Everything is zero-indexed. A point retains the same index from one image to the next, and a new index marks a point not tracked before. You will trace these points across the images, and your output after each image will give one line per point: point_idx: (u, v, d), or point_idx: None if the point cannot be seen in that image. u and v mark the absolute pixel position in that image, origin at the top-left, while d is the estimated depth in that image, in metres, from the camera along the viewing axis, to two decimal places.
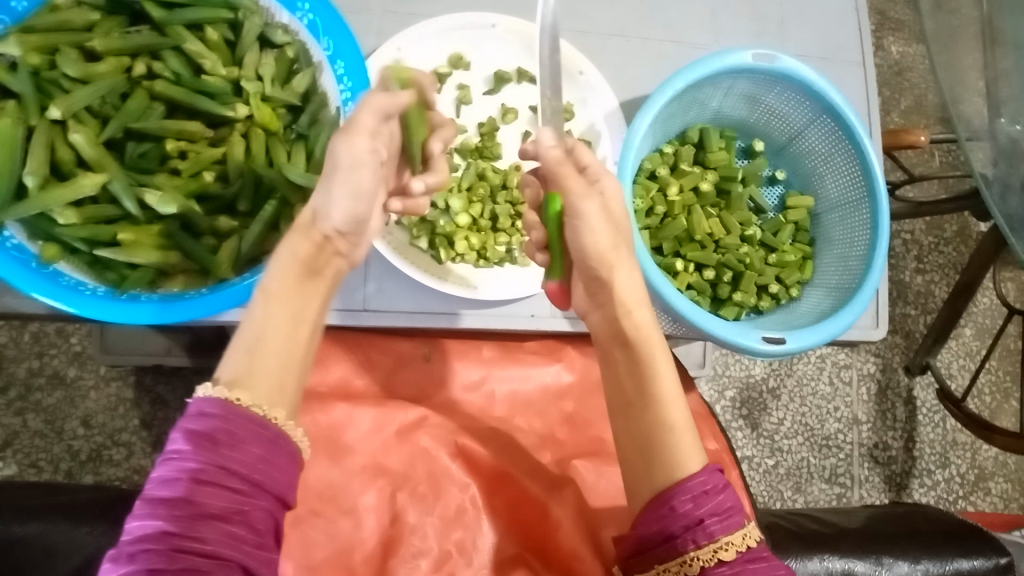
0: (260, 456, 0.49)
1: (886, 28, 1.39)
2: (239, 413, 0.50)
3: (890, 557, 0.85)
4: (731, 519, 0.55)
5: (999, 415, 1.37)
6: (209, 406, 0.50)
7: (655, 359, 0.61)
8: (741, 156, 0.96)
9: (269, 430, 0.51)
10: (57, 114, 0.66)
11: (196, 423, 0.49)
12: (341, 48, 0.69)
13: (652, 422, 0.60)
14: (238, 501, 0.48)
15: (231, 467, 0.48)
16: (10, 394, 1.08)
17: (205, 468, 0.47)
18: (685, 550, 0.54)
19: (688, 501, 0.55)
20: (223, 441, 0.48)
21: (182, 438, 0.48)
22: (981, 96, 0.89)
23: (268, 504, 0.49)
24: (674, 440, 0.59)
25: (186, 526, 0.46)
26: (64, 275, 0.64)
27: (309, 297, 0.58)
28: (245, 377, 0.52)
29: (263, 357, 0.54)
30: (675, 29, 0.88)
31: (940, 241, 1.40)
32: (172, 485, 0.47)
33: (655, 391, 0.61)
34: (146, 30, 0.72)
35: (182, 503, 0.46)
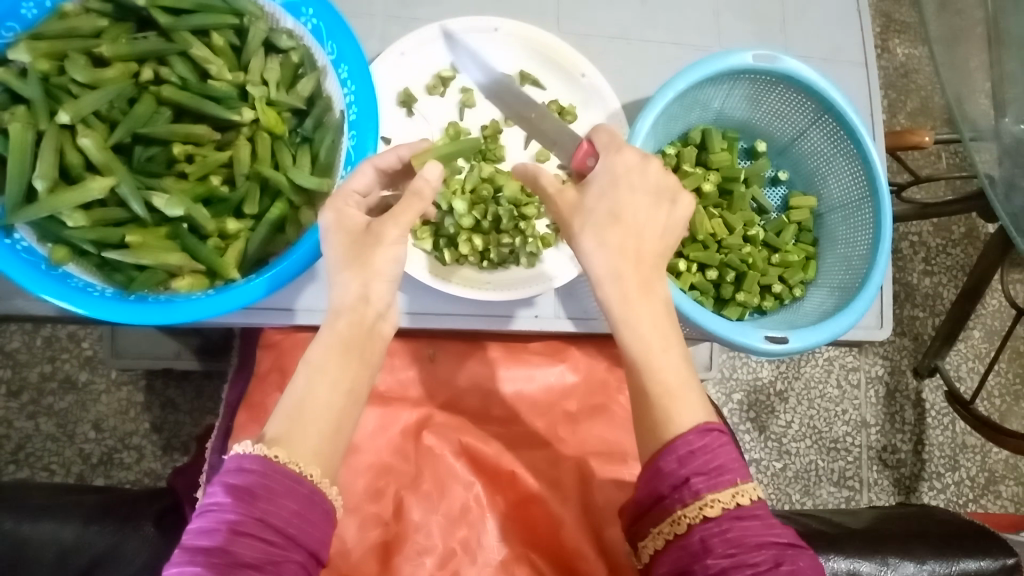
0: (295, 511, 0.51)
1: (891, 30, 1.39)
2: (278, 470, 0.52)
3: (896, 557, 0.84)
4: (720, 478, 0.54)
5: (1009, 417, 1.36)
6: (249, 460, 0.52)
7: (634, 326, 0.57)
8: (744, 157, 0.96)
9: (304, 486, 0.52)
10: (66, 119, 0.67)
11: (235, 476, 0.51)
12: (346, 52, 0.70)
13: (640, 387, 0.58)
14: (272, 553, 0.49)
15: (269, 519, 0.50)
16: (23, 398, 1.10)
17: (243, 520, 0.49)
18: (673, 509, 0.54)
19: (674, 460, 0.55)
20: (260, 495, 0.50)
21: (222, 491, 0.51)
22: (987, 97, 0.89)
23: (302, 558, 0.51)
24: (667, 404, 0.57)
25: (222, 574, 0.48)
26: (74, 276, 0.66)
27: (352, 361, 0.57)
28: (284, 438, 0.54)
29: (297, 420, 0.55)
30: (676, 31, 0.89)
31: (947, 243, 1.39)
32: (211, 535, 0.49)
33: (644, 359, 0.57)
34: (153, 36, 0.73)
35: (220, 552, 0.48)
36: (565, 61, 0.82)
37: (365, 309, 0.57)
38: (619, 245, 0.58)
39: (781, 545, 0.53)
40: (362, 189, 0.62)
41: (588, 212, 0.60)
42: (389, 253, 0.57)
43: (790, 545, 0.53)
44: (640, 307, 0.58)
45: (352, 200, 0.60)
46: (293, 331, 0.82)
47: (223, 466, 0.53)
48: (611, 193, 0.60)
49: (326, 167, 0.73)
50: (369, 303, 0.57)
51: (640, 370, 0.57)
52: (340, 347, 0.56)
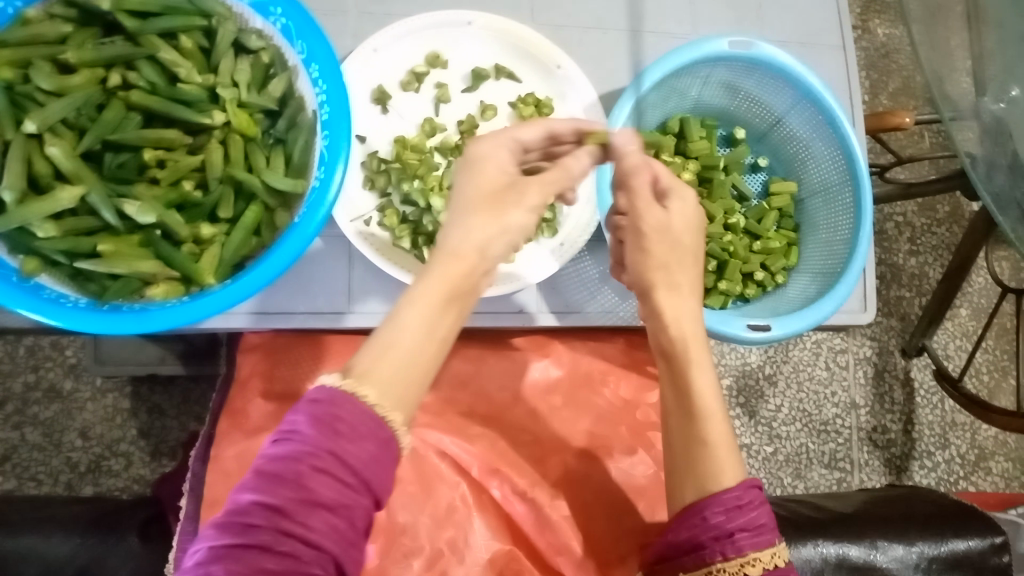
0: (373, 455, 0.48)
1: (871, 10, 1.39)
2: (358, 405, 0.49)
3: (885, 540, 0.85)
4: (761, 536, 0.58)
5: (997, 394, 1.37)
6: (335, 394, 0.49)
7: (694, 373, 0.64)
8: (723, 144, 0.95)
9: (384, 431, 0.49)
10: (33, 128, 0.66)
11: (320, 407, 0.48)
12: (317, 52, 0.69)
13: (693, 434, 0.63)
14: (347, 495, 0.47)
15: (348, 459, 0.47)
16: (8, 408, 1.09)
17: (322, 455, 0.46)
18: (712, 560, 0.58)
19: (720, 513, 0.59)
20: (343, 430, 0.48)
21: (304, 422, 0.48)
22: (967, 77, 0.88)
23: (369, 504, 0.48)
24: (716, 455, 0.62)
25: (297, 510, 0.45)
26: (46, 288, 0.65)
27: (450, 313, 0.55)
28: (369, 372, 0.51)
29: (387, 356, 0.52)
30: (651, 19, 0.88)
31: (932, 223, 1.39)
32: (288, 465, 0.46)
33: (700, 406, 0.64)
34: (120, 40, 0.72)
35: (297, 485, 0.45)
36: (541, 54, 0.82)
37: (479, 262, 0.56)
38: (688, 295, 0.66)
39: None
40: (527, 140, 0.62)
41: (666, 244, 0.66)
42: (524, 216, 0.58)
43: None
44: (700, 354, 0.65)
45: (506, 146, 0.60)
46: (273, 335, 0.82)
47: (305, 396, 0.50)
48: (674, 217, 0.66)
49: (300, 168, 0.72)
50: (485, 259, 0.56)
51: (697, 418, 0.64)
52: (446, 292, 0.54)
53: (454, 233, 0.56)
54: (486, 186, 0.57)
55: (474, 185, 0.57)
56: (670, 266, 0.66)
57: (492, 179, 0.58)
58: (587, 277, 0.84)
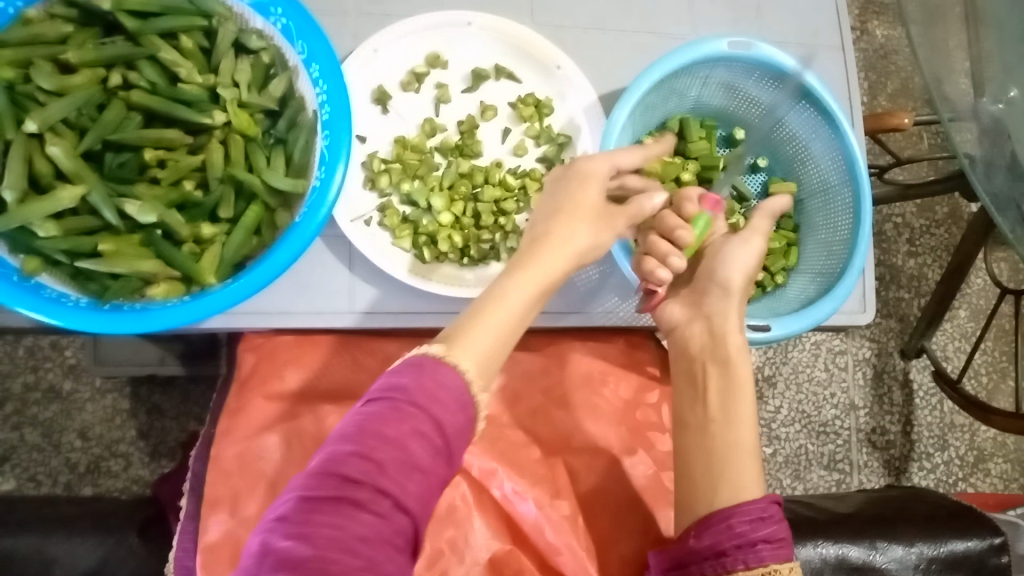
0: (459, 426, 0.53)
1: (870, 12, 1.39)
2: (457, 375, 0.55)
3: (884, 540, 0.85)
4: (781, 550, 0.63)
5: (996, 396, 1.37)
6: (438, 360, 0.55)
7: (737, 385, 0.75)
8: (722, 145, 0.94)
9: (471, 407, 0.55)
10: (34, 127, 0.66)
11: (422, 377, 0.53)
12: (317, 51, 0.70)
13: (726, 438, 0.73)
14: (435, 461, 0.51)
15: (440, 426, 0.52)
16: (7, 409, 1.09)
17: (421, 420, 0.51)
18: (735, 567, 0.62)
19: (745, 523, 0.65)
20: (438, 400, 0.52)
21: (405, 386, 0.52)
22: (966, 78, 0.89)
23: (448, 475, 0.52)
24: (744, 461, 0.72)
25: (393, 470, 0.48)
26: (47, 288, 0.65)
27: (535, 302, 0.65)
28: (465, 345, 0.58)
29: (486, 332, 0.60)
30: (650, 20, 0.88)
31: (931, 224, 1.39)
32: (387, 425, 0.50)
33: (735, 413, 0.75)
34: (121, 40, 0.72)
35: (396, 445, 0.49)
36: (540, 55, 0.82)
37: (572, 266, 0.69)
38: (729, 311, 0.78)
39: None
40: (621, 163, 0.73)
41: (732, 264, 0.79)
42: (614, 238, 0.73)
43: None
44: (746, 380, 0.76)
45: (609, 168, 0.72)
46: (274, 335, 0.81)
47: (404, 362, 0.54)
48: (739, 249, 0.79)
49: (300, 168, 0.73)
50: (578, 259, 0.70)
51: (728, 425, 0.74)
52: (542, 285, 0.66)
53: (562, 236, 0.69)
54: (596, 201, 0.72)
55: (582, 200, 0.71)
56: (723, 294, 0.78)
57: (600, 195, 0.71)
58: (587, 277, 0.83)
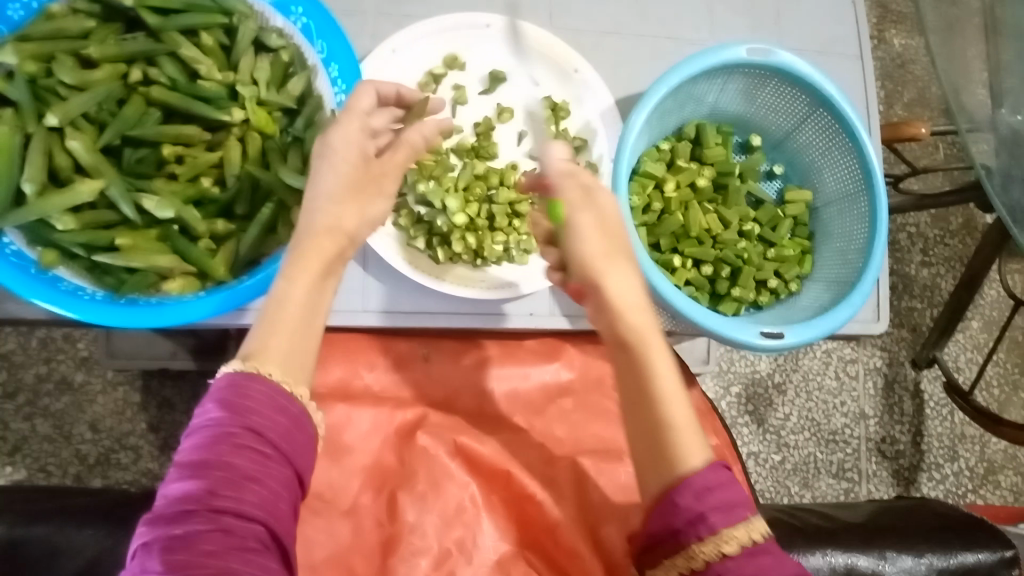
0: (287, 425, 0.50)
1: (888, 20, 1.39)
2: (267, 385, 0.51)
3: (893, 551, 0.85)
4: (735, 512, 0.49)
5: (1007, 408, 1.36)
6: (238, 377, 0.51)
7: (651, 361, 0.54)
8: (739, 151, 0.95)
9: (294, 406, 0.51)
10: (54, 121, 0.67)
11: (225, 394, 0.50)
12: (335, 49, 0.72)
13: (649, 422, 0.53)
14: (270, 466, 0.48)
15: (263, 432, 0.49)
16: (19, 399, 1.09)
17: (239, 432, 0.48)
18: (688, 545, 0.49)
19: (688, 495, 0.50)
20: (254, 407, 0.49)
21: (214, 407, 0.49)
22: (984, 88, 0.88)
23: (295, 475, 0.50)
24: (677, 437, 0.52)
25: (220, 488, 0.46)
26: (64, 281, 0.66)
27: (325, 290, 0.57)
28: (267, 351, 0.52)
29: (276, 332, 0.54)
30: (669, 25, 0.88)
31: (945, 234, 1.39)
32: (206, 447, 0.47)
33: (654, 390, 0.53)
34: (142, 36, 0.72)
35: (219, 464, 0.46)
36: (558, 58, 0.82)
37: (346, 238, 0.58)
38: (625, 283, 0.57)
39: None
40: (366, 111, 0.63)
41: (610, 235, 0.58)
42: (384, 205, 0.61)
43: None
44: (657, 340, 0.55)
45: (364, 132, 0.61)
46: None
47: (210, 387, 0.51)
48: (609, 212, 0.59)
49: None
50: (352, 242, 0.59)
51: (657, 404, 0.53)
52: (319, 266, 0.56)
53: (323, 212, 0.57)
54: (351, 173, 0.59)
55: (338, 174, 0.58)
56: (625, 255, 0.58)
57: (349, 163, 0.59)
58: None
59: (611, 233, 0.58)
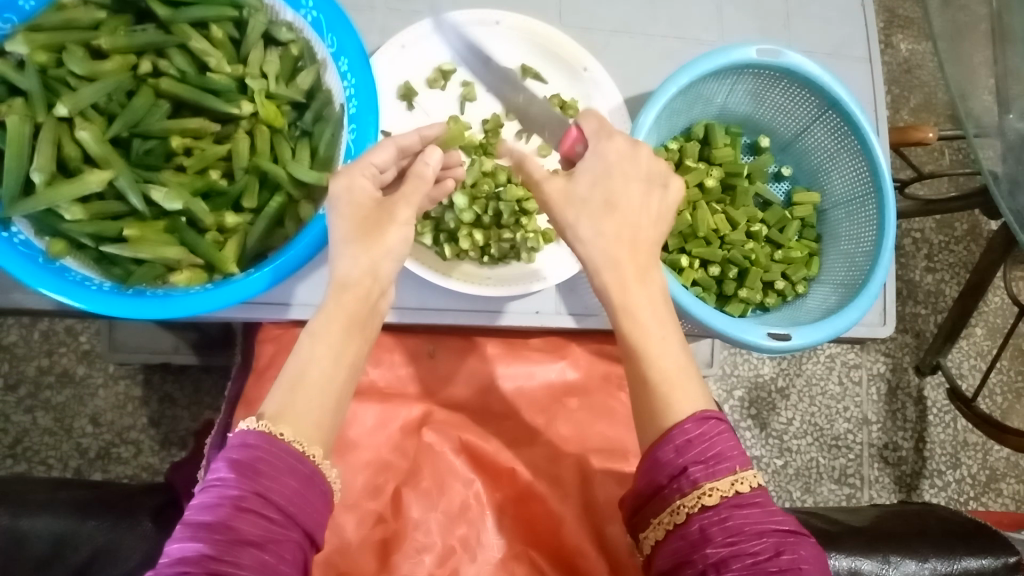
0: (296, 489, 0.52)
1: (895, 25, 1.39)
2: (279, 446, 0.53)
3: (898, 555, 0.84)
4: (718, 466, 0.56)
5: (1011, 415, 1.36)
6: (253, 437, 0.53)
7: (630, 322, 0.60)
8: (747, 152, 0.95)
9: (306, 465, 0.53)
10: (64, 111, 0.67)
11: (241, 453, 0.52)
12: (346, 45, 0.69)
13: (638, 375, 0.60)
14: (273, 531, 0.50)
15: (270, 496, 0.51)
16: (20, 392, 1.09)
17: (246, 496, 0.50)
18: (671, 499, 0.56)
19: (671, 450, 0.56)
20: (262, 472, 0.51)
21: (226, 467, 0.51)
22: (991, 94, 0.88)
23: (299, 538, 0.52)
24: (663, 393, 0.59)
25: (223, 550, 0.48)
26: (71, 271, 0.65)
27: (348, 342, 0.59)
28: (286, 412, 0.55)
29: (298, 394, 0.56)
30: (679, 25, 0.88)
31: (950, 240, 1.39)
32: (213, 510, 0.49)
33: (639, 346, 0.60)
34: (152, 28, 0.72)
35: (223, 528, 0.49)
36: (567, 55, 0.82)
37: (372, 284, 0.60)
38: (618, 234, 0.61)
39: (781, 533, 0.55)
40: (379, 164, 0.62)
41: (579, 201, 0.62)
42: (399, 232, 0.60)
43: (790, 533, 0.55)
44: (637, 297, 0.61)
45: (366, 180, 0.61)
46: (290, 327, 0.82)
47: (227, 443, 0.54)
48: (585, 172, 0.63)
49: (325, 160, 0.73)
50: (377, 280, 0.60)
51: (640, 360, 0.60)
52: (343, 324, 0.59)
53: (341, 263, 0.59)
54: (363, 218, 0.60)
55: (346, 219, 0.59)
56: (581, 223, 0.61)
57: (358, 210, 0.60)
58: None
59: (583, 204, 0.62)
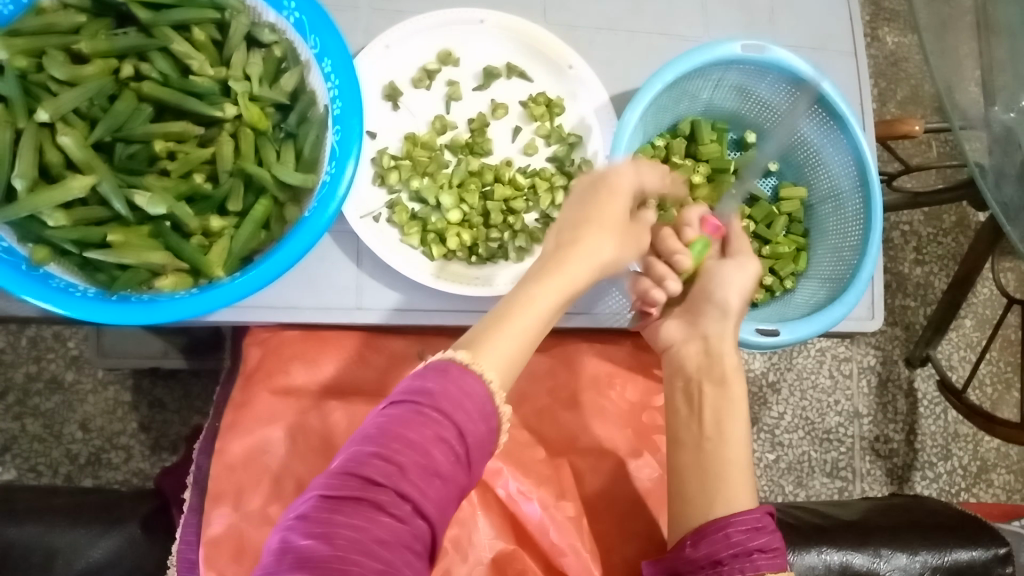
0: (482, 435, 0.52)
1: (880, 19, 1.39)
2: (477, 386, 0.52)
3: (888, 548, 0.85)
4: (776, 560, 0.63)
5: (1000, 406, 1.37)
6: (461, 371, 0.53)
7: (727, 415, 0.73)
8: (734, 148, 0.95)
9: (493, 417, 0.53)
10: (46, 117, 0.66)
11: (445, 388, 0.51)
12: (329, 46, 0.69)
13: (716, 460, 0.71)
14: (454, 469, 0.50)
15: (461, 436, 0.51)
16: (9, 399, 1.08)
17: (445, 431, 0.50)
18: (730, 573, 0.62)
19: (741, 533, 0.64)
20: (462, 408, 0.51)
21: (430, 394, 0.51)
22: (977, 85, 0.88)
23: (466, 482, 0.52)
24: (733, 483, 0.69)
25: (414, 476, 0.48)
26: (55, 278, 0.65)
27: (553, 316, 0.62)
28: (489, 352, 0.55)
29: (504, 335, 0.57)
30: (663, 21, 0.88)
31: (938, 232, 1.39)
32: (411, 438, 0.49)
33: (723, 436, 0.72)
34: (133, 31, 0.72)
35: (420, 454, 0.48)
36: (551, 53, 0.82)
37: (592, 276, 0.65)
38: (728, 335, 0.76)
39: None
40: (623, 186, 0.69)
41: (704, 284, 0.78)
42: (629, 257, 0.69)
43: None
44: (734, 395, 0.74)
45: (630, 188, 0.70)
46: (279, 330, 0.81)
47: (428, 364, 0.53)
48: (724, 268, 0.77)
49: (311, 163, 0.72)
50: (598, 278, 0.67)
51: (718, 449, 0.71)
52: (560, 294, 0.62)
53: (593, 246, 0.65)
54: (614, 212, 0.68)
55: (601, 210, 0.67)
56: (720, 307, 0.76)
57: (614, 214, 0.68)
58: None
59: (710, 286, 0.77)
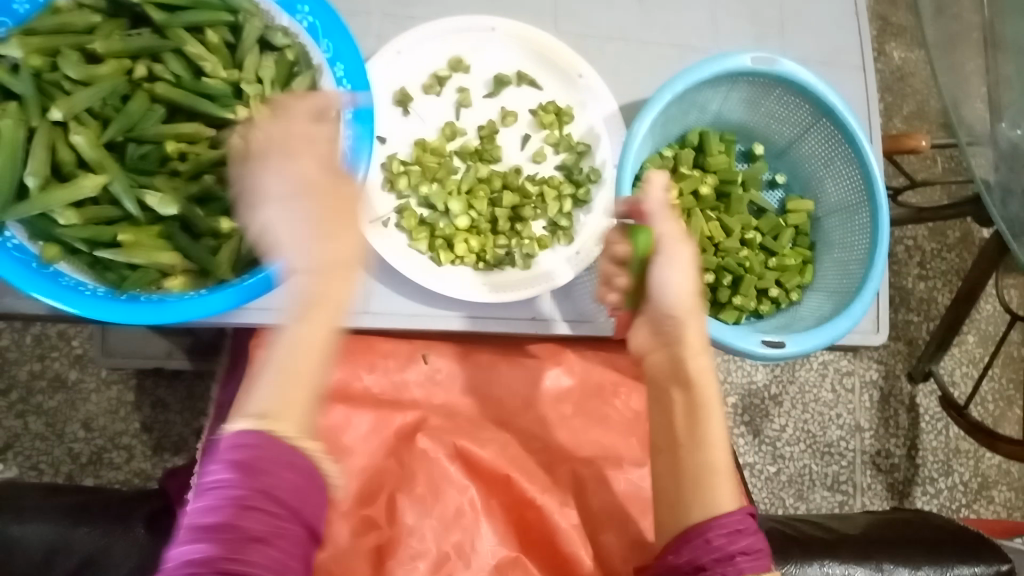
0: (296, 483, 0.50)
1: (888, 33, 1.40)
2: (278, 443, 0.50)
3: (891, 563, 0.84)
4: (760, 561, 0.55)
5: (1001, 422, 1.37)
6: (251, 436, 0.49)
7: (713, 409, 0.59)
8: (741, 160, 0.95)
9: (301, 459, 0.51)
10: (59, 116, 0.67)
11: (240, 454, 0.49)
12: (341, 50, 0.70)
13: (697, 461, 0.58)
14: (276, 526, 0.48)
15: (272, 492, 0.49)
16: (11, 397, 1.08)
17: (250, 495, 0.48)
18: None
19: (722, 536, 0.55)
20: (258, 471, 0.49)
21: (222, 468, 0.49)
22: (983, 102, 0.88)
23: (304, 531, 0.50)
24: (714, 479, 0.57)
25: (231, 549, 0.46)
26: (64, 275, 0.65)
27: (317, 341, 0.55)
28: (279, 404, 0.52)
29: (284, 380, 0.53)
30: (673, 32, 0.88)
31: (942, 248, 1.39)
32: (215, 511, 0.47)
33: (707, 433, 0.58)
34: (147, 33, 0.72)
35: (228, 527, 0.47)
36: (563, 63, 0.82)
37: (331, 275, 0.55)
38: None
39: None
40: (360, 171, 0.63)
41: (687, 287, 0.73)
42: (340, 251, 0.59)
43: None
44: None
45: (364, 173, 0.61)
46: None
47: (216, 446, 0.51)
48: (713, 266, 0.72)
49: None
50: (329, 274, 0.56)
51: None
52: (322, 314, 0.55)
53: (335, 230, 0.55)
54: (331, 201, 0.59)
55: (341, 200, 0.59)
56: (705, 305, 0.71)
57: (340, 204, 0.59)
58: None
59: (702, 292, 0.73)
